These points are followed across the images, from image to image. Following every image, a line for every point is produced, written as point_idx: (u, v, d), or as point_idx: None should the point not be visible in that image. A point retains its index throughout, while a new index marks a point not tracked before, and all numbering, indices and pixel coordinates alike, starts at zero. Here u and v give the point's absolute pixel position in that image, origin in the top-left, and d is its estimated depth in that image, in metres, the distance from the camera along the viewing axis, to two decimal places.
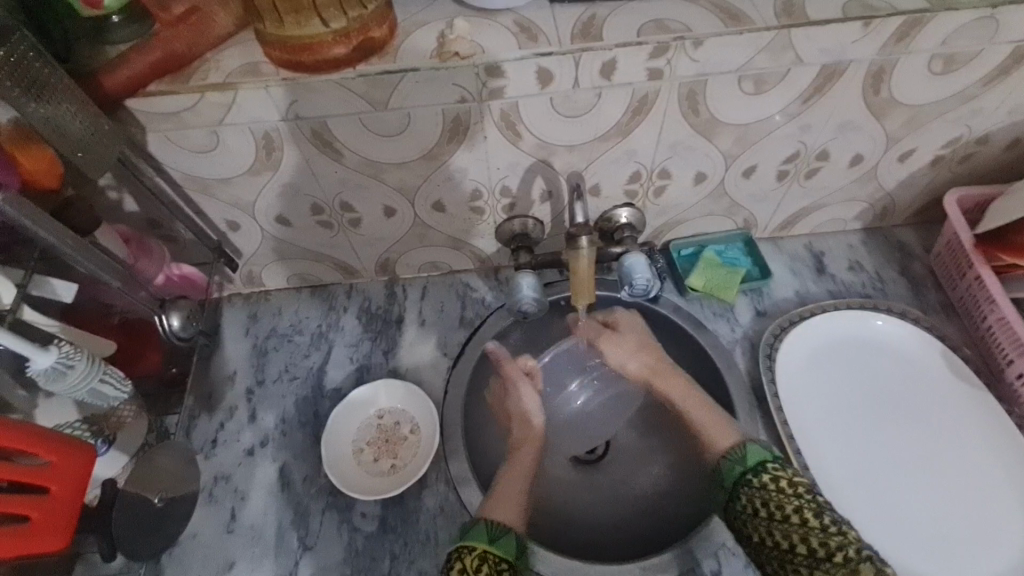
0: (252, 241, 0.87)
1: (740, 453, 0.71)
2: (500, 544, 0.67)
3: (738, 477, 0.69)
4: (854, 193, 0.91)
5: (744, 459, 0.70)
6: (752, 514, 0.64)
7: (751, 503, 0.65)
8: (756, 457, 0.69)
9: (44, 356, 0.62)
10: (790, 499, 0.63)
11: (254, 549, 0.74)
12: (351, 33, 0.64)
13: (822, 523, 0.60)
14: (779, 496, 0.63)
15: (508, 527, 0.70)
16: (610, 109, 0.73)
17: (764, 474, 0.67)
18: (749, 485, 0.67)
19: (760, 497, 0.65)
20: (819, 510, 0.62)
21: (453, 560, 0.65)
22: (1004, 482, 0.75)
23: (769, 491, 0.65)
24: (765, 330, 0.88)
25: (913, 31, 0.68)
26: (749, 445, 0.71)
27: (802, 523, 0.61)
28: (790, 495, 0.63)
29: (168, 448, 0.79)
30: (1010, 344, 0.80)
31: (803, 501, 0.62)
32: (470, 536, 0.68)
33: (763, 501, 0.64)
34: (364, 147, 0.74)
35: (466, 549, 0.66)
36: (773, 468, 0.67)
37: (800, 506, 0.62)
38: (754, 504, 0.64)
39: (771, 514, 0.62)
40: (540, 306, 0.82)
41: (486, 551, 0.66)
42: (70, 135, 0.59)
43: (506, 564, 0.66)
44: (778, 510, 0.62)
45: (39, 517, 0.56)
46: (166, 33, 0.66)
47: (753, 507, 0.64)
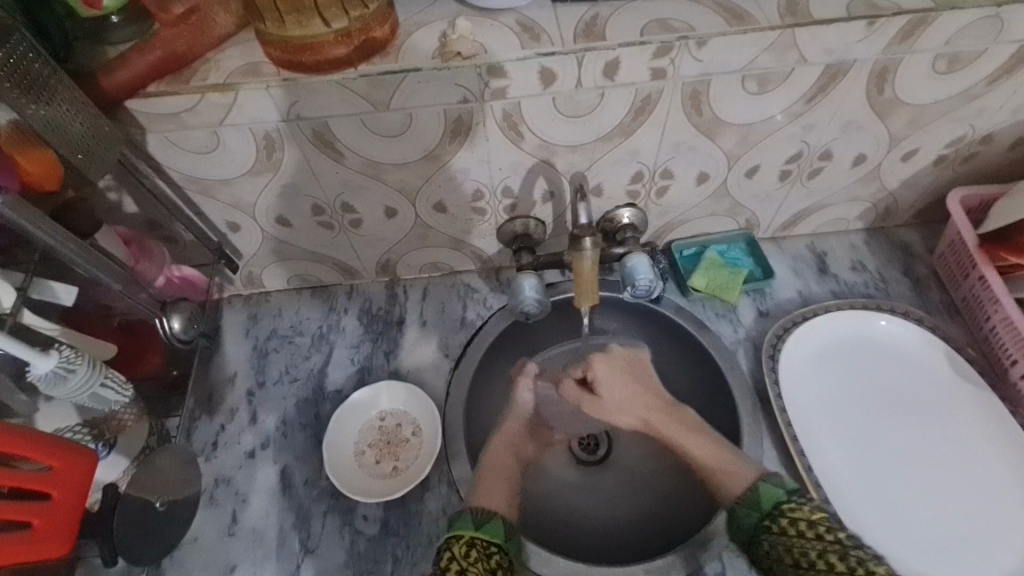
0: (253, 243, 0.87)
1: (753, 495, 0.66)
2: (487, 529, 0.66)
3: (754, 524, 0.65)
4: (856, 192, 0.90)
5: (759, 504, 0.65)
6: (778, 561, 0.61)
7: (774, 550, 0.62)
8: (770, 498, 0.65)
9: (44, 360, 0.61)
10: (812, 544, 0.60)
11: (256, 551, 0.74)
12: (353, 33, 0.64)
13: (849, 566, 0.57)
14: (801, 541, 0.60)
15: (494, 513, 0.68)
16: (613, 109, 0.72)
17: (782, 519, 0.63)
18: (768, 531, 0.63)
19: (784, 545, 0.61)
20: (845, 553, 0.58)
21: (443, 549, 0.64)
22: (1009, 487, 0.75)
23: (791, 537, 0.61)
24: (767, 330, 0.87)
25: (918, 30, 0.68)
26: (761, 484, 0.67)
27: (829, 569, 0.58)
28: (811, 540, 0.60)
29: (169, 451, 0.78)
30: (1014, 344, 0.80)
31: (826, 543, 0.59)
32: (456, 525, 0.67)
33: (786, 549, 0.61)
34: (365, 148, 0.73)
35: (454, 538, 0.65)
36: (790, 509, 0.63)
37: (823, 550, 0.59)
38: (777, 551, 0.61)
39: (797, 562, 0.60)
40: (543, 307, 0.82)
41: (474, 537, 0.65)
42: (69, 138, 0.58)
43: (496, 548, 0.65)
44: (803, 558, 0.59)
45: (40, 523, 0.56)
46: (165, 32, 0.65)
47: (778, 556, 0.61)
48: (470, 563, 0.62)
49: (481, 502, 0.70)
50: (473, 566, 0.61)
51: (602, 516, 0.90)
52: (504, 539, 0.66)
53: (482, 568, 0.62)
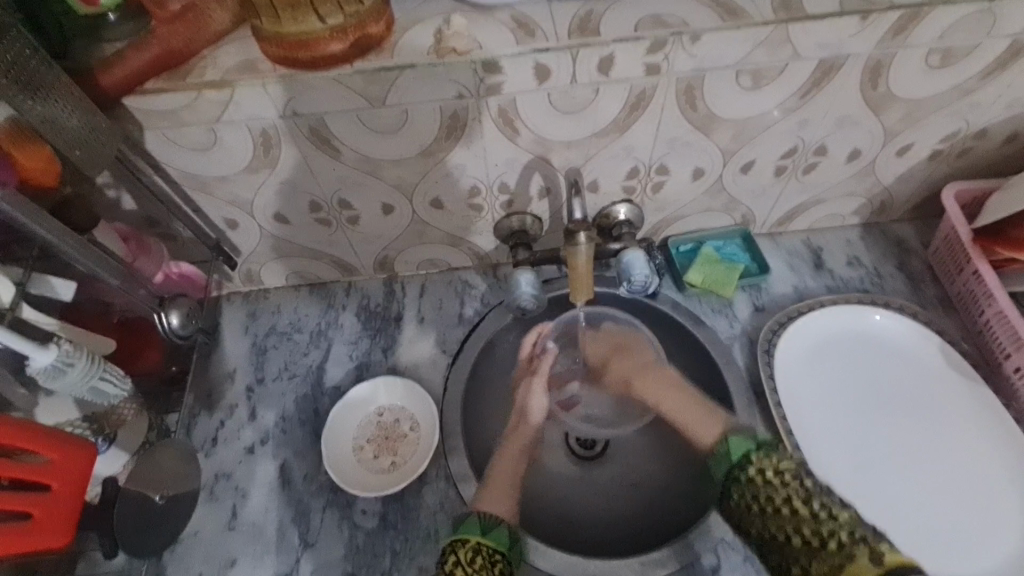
0: (251, 240, 0.87)
1: (725, 448, 0.69)
2: (493, 536, 0.68)
3: (727, 474, 0.67)
4: (851, 188, 0.91)
5: (728, 454, 0.68)
6: (746, 509, 0.63)
7: (743, 498, 0.63)
8: (740, 449, 0.68)
9: (44, 354, 0.62)
10: (778, 490, 0.61)
11: (255, 546, 0.75)
12: (348, 30, 0.64)
13: (813, 511, 0.58)
14: (768, 488, 0.62)
15: (499, 519, 0.70)
16: (608, 106, 0.73)
17: (750, 468, 0.65)
18: (737, 481, 0.65)
19: (751, 492, 0.63)
20: (809, 498, 0.59)
21: (448, 552, 0.66)
22: (1004, 481, 0.75)
23: (758, 485, 0.63)
24: (763, 325, 0.88)
25: (911, 25, 0.69)
26: (731, 438, 0.70)
27: (793, 513, 0.59)
28: (776, 486, 0.62)
29: (168, 446, 0.79)
30: (1008, 338, 0.80)
31: (791, 489, 0.61)
32: (463, 530, 0.69)
33: (753, 497, 0.62)
34: (362, 144, 0.74)
35: (459, 542, 0.67)
36: (759, 459, 0.65)
37: (788, 496, 0.60)
38: (746, 499, 0.63)
39: (763, 508, 0.61)
40: (539, 302, 0.83)
41: (479, 543, 0.67)
42: (66, 132, 0.59)
43: (500, 555, 0.67)
44: (768, 503, 0.61)
45: (39, 514, 0.56)
46: (162, 29, 0.65)
47: (747, 504, 0.63)
48: (473, 569, 0.64)
49: (484, 507, 0.72)
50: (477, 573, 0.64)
51: (600, 509, 0.90)
52: (508, 547, 0.68)
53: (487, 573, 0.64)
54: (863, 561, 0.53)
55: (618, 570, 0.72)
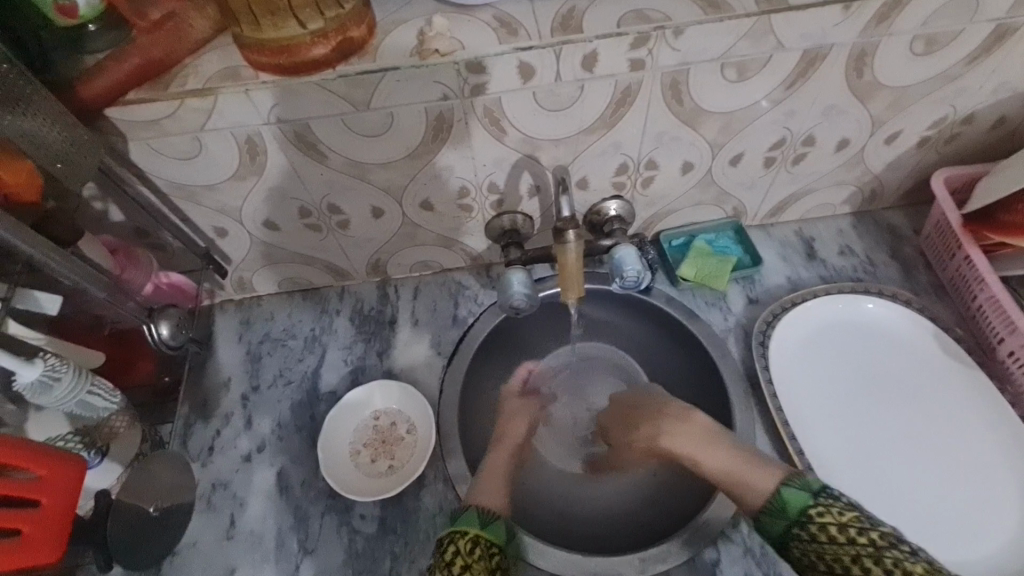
0: (241, 248, 0.87)
1: (778, 501, 0.63)
2: (491, 529, 0.67)
3: (783, 532, 0.62)
4: (841, 177, 0.91)
5: (784, 509, 0.63)
6: (811, 567, 0.61)
7: (805, 557, 0.61)
8: (796, 503, 0.62)
9: (28, 369, 0.61)
10: (845, 549, 0.58)
11: (254, 554, 0.74)
12: (329, 34, 0.64)
13: (886, 568, 0.56)
14: (833, 547, 0.59)
15: (496, 514, 0.69)
16: (594, 102, 0.72)
17: (812, 526, 0.60)
18: (798, 539, 0.61)
19: (814, 552, 0.60)
20: (879, 555, 0.57)
21: (447, 543, 0.65)
22: (1002, 464, 0.75)
23: (821, 543, 0.60)
24: (757, 317, 0.88)
25: (894, 12, 0.68)
26: (784, 489, 0.64)
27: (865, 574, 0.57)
28: (844, 545, 0.58)
29: (162, 456, 0.79)
30: (1001, 323, 0.80)
31: (860, 547, 0.58)
32: (460, 522, 0.67)
33: (819, 557, 0.60)
34: (347, 148, 0.73)
35: (458, 534, 0.66)
36: (819, 514, 0.61)
37: (857, 555, 0.58)
38: (810, 558, 0.60)
39: (831, 568, 0.59)
40: (532, 302, 0.82)
41: (479, 535, 0.65)
42: (47, 147, 0.58)
43: (498, 548, 0.66)
44: (837, 563, 0.59)
45: (29, 531, 0.55)
46: (143, 40, 0.65)
47: (810, 562, 0.60)
48: (473, 559, 0.63)
49: (480, 501, 0.70)
50: (475, 564, 0.62)
51: (600, 507, 0.90)
52: (505, 540, 0.67)
53: (485, 565, 0.63)
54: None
55: (619, 566, 0.72)
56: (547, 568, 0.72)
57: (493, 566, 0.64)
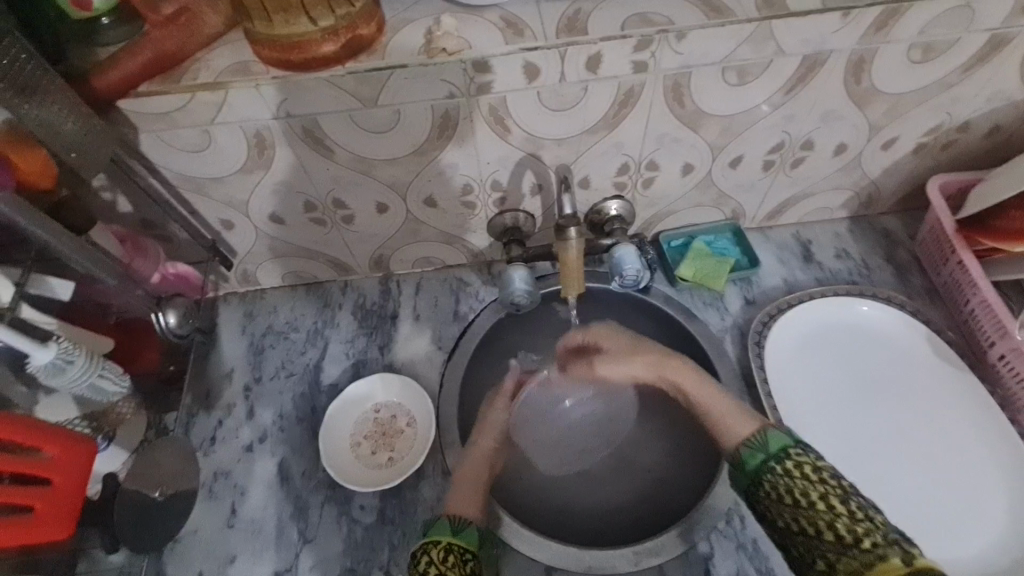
0: (247, 241, 0.88)
1: (761, 439, 0.66)
2: (463, 536, 0.68)
3: (759, 465, 0.64)
4: (838, 181, 0.92)
5: (766, 446, 0.65)
6: (777, 501, 0.61)
7: (774, 489, 0.62)
8: (779, 442, 0.65)
9: (43, 351, 0.62)
10: (814, 485, 0.60)
11: (255, 542, 0.76)
12: (340, 31, 0.65)
13: (849, 509, 0.58)
14: (804, 483, 0.60)
15: (468, 520, 0.70)
16: (597, 103, 0.74)
17: (787, 462, 0.62)
18: (771, 473, 0.63)
19: (784, 484, 0.61)
20: (845, 497, 0.59)
21: (421, 554, 0.66)
22: (991, 470, 0.76)
23: (793, 479, 0.61)
24: (753, 317, 0.89)
25: (892, 20, 0.70)
26: (769, 431, 0.66)
27: (828, 509, 0.58)
28: (813, 482, 0.60)
29: (167, 444, 0.81)
30: (992, 327, 0.81)
31: (828, 487, 0.59)
32: (433, 531, 0.69)
33: (787, 489, 0.61)
34: (354, 144, 0.74)
35: (431, 544, 0.66)
36: (797, 454, 0.63)
37: (824, 492, 0.59)
38: (778, 492, 0.61)
39: (795, 502, 0.60)
40: (532, 299, 0.84)
41: (451, 543, 0.67)
42: (63, 136, 0.59)
43: (471, 555, 0.67)
44: (803, 497, 0.59)
45: (42, 508, 0.57)
46: (156, 32, 0.67)
47: (777, 494, 0.61)
48: (448, 567, 0.64)
49: (454, 508, 0.72)
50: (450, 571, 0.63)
51: (595, 502, 0.91)
52: (478, 547, 0.68)
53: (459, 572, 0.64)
54: (894, 561, 0.52)
55: (614, 559, 0.73)
56: (543, 560, 0.73)
57: (467, 571, 0.65)
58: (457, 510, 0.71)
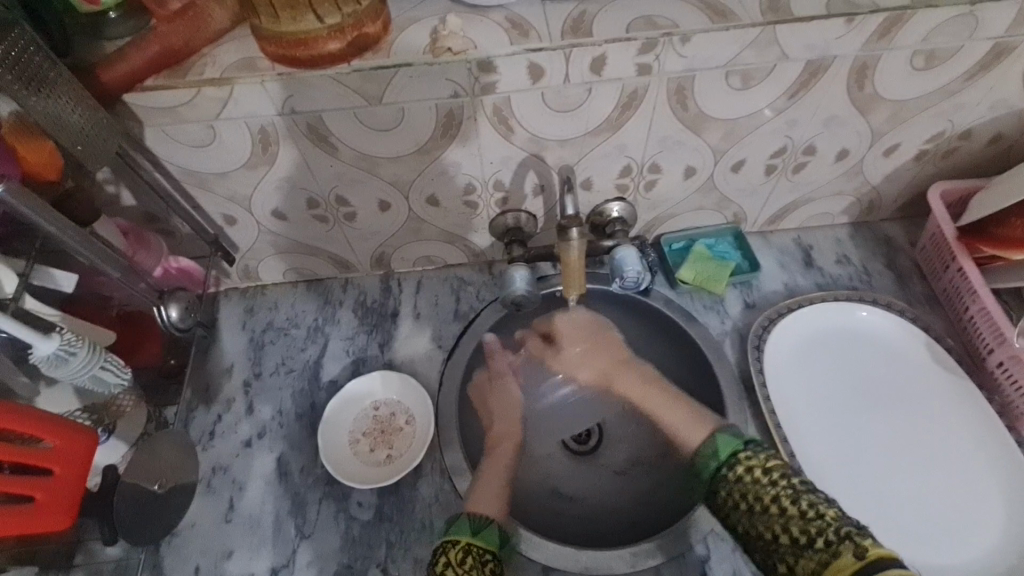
0: (249, 236, 0.88)
1: (711, 445, 0.69)
2: (482, 536, 0.69)
3: (714, 471, 0.68)
4: (839, 187, 0.92)
5: (717, 452, 0.68)
6: (733, 507, 0.64)
7: (730, 497, 0.64)
8: (727, 448, 0.68)
9: (47, 343, 0.62)
10: (765, 488, 0.62)
11: (252, 537, 0.76)
12: (346, 29, 0.66)
13: (801, 509, 0.60)
14: (756, 487, 0.63)
15: (489, 519, 0.71)
16: (601, 105, 0.74)
17: (737, 467, 0.65)
18: (725, 481, 0.66)
19: (739, 492, 0.64)
20: (796, 497, 0.61)
21: (440, 553, 0.66)
22: (986, 479, 0.76)
23: (746, 484, 0.64)
24: (753, 321, 0.89)
25: (895, 27, 0.70)
26: (717, 436, 0.70)
27: (781, 512, 0.60)
28: (763, 485, 0.63)
29: (168, 437, 0.81)
30: (991, 335, 0.82)
31: (779, 488, 0.62)
32: (453, 530, 0.69)
33: (741, 496, 0.63)
34: (358, 141, 0.75)
35: (451, 543, 0.67)
36: (745, 458, 0.66)
37: (776, 494, 0.61)
38: (733, 497, 0.64)
39: (750, 506, 0.63)
40: (533, 298, 0.84)
41: (470, 543, 0.67)
42: (69, 129, 0.60)
43: (490, 556, 0.67)
44: (757, 502, 0.62)
45: (43, 497, 0.57)
46: (162, 28, 0.67)
47: (733, 501, 0.64)
48: (465, 568, 0.64)
49: (475, 507, 0.73)
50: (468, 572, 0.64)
51: (591, 502, 0.92)
52: (497, 547, 0.69)
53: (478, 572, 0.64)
54: (846, 556, 0.54)
55: (610, 560, 0.73)
56: (540, 560, 0.74)
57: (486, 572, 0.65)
58: (479, 509, 0.73)
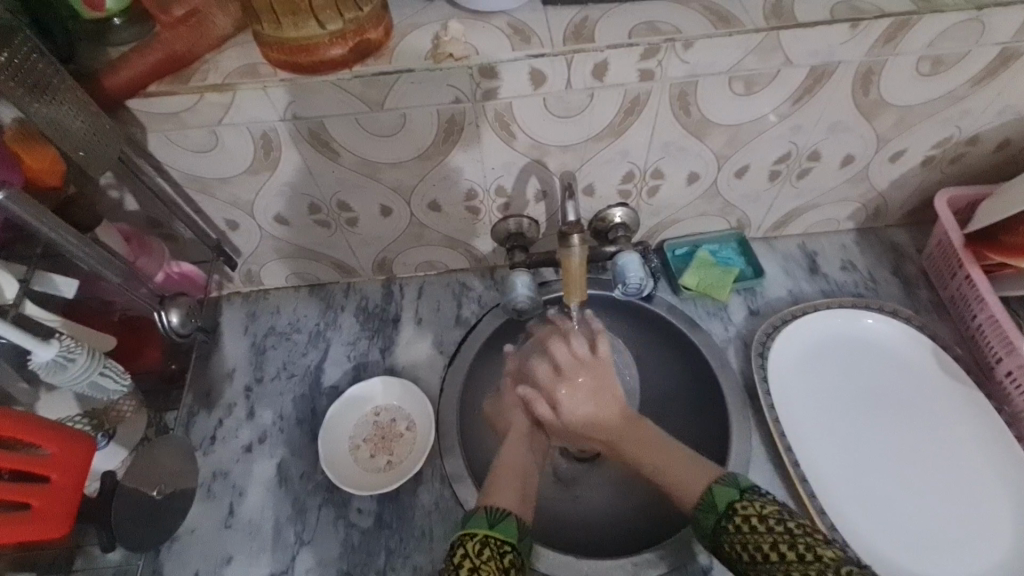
0: (251, 241, 0.88)
1: (708, 498, 0.64)
2: (500, 529, 0.65)
3: (708, 524, 0.69)
4: (845, 193, 0.92)
5: (715, 505, 0.63)
6: (736, 557, 0.60)
7: (732, 546, 0.60)
8: (725, 498, 0.63)
9: (45, 349, 0.62)
10: (763, 535, 0.59)
11: (251, 544, 0.75)
12: (348, 35, 0.65)
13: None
14: (754, 535, 0.59)
15: (507, 511, 0.67)
16: (603, 110, 0.74)
17: (735, 517, 0.61)
18: (725, 531, 0.62)
19: (739, 541, 0.60)
20: (794, 540, 0.57)
21: (457, 546, 0.63)
22: (993, 491, 0.75)
23: (744, 533, 0.60)
24: (758, 328, 0.89)
25: (901, 33, 0.70)
26: (715, 487, 0.65)
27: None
28: (762, 532, 0.59)
29: (168, 443, 0.81)
30: (1000, 343, 0.81)
31: (776, 534, 0.58)
32: (470, 524, 0.66)
33: (742, 544, 0.60)
34: (360, 146, 0.75)
35: (468, 536, 0.64)
36: (743, 507, 0.62)
37: (774, 540, 0.58)
38: (735, 547, 0.60)
39: (752, 554, 0.59)
40: (534, 304, 0.84)
41: (489, 536, 0.64)
42: (71, 134, 0.59)
43: (509, 547, 0.64)
44: (758, 549, 0.58)
45: (40, 504, 0.57)
46: (165, 34, 0.67)
47: (735, 551, 0.60)
48: (483, 561, 0.60)
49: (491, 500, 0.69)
50: (486, 565, 0.60)
51: (595, 510, 0.90)
52: (517, 539, 0.65)
53: (497, 565, 0.61)
54: None
55: (611, 570, 0.73)
56: (543, 572, 0.73)
57: (504, 565, 0.61)
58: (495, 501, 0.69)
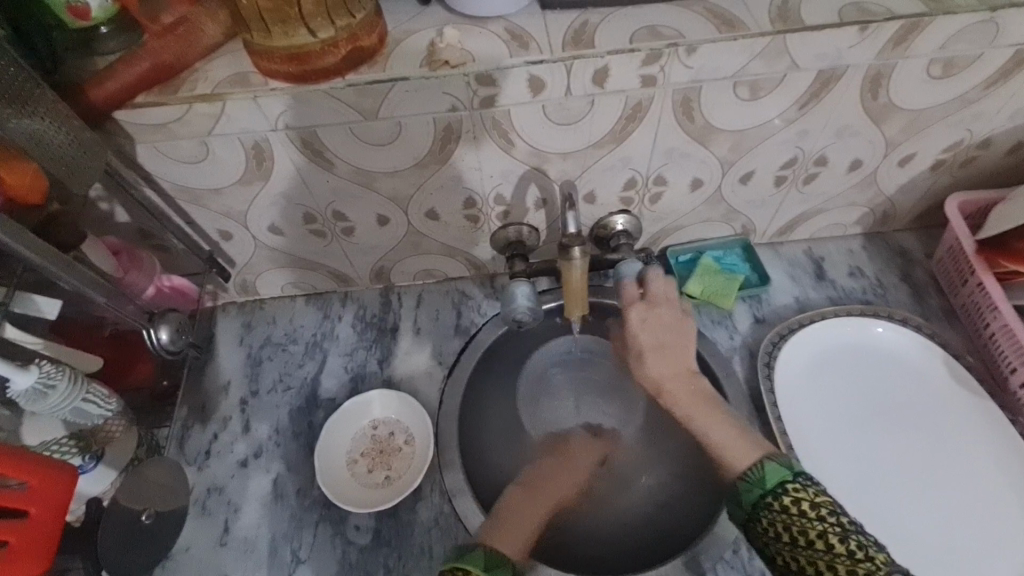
0: (246, 250, 0.86)
1: (758, 472, 0.60)
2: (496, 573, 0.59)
3: (756, 499, 0.60)
4: (852, 198, 0.90)
5: (763, 480, 0.60)
6: (772, 537, 0.58)
7: (772, 527, 0.58)
8: (775, 476, 0.60)
9: (23, 376, 0.61)
10: (813, 523, 0.56)
11: (246, 562, 0.74)
12: (340, 43, 0.64)
13: (849, 549, 0.54)
14: (802, 520, 0.56)
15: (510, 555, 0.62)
16: (603, 118, 0.72)
17: (786, 498, 0.58)
18: (768, 508, 0.59)
19: (783, 523, 0.57)
20: (845, 535, 0.55)
21: None
22: (1006, 499, 0.74)
23: (791, 515, 0.57)
24: (763, 337, 0.86)
25: (912, 35, 0.67)
26: (767, 463, 0.61)
27: (828, 549, 0.55)
28: (812, 519, 0.56)
29: (159, 462, 0.79)
30: (1013, 352, 0.79)
31: (827, 524, 0.56)
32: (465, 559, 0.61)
33: (785, 528, 0.57)
34: (354, 156, 0.73)
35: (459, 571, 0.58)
36: (796, 490, 0.58)
37: (824, 530, 0.55)
38: (776, 529, 0.57)
39: (795, 540, 0.56)
40: (535, 314, 0.81)
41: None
42: (53, 152, 0.58)
43: None
44: (803, 536, 0.56)
45: (17, 542, 0.55)
46: (153, 43, 0.65)
47: (774, 532, 0.57)
48: None
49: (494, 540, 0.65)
50: None
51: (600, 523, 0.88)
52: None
53: None
54: None
55: None
56: None
57: None
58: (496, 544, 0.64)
